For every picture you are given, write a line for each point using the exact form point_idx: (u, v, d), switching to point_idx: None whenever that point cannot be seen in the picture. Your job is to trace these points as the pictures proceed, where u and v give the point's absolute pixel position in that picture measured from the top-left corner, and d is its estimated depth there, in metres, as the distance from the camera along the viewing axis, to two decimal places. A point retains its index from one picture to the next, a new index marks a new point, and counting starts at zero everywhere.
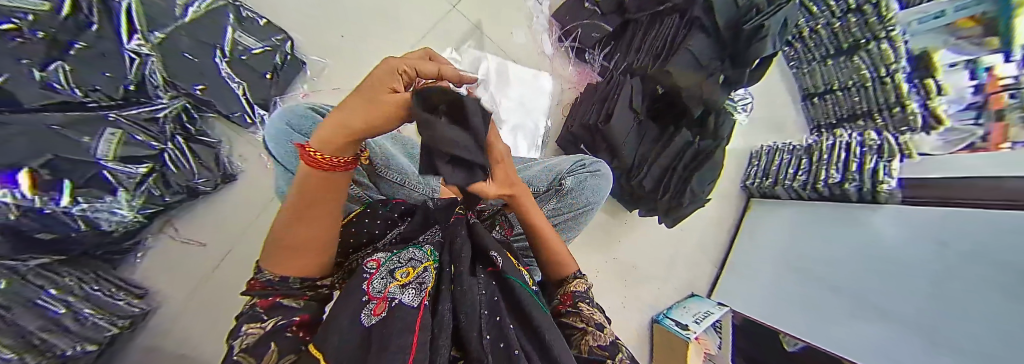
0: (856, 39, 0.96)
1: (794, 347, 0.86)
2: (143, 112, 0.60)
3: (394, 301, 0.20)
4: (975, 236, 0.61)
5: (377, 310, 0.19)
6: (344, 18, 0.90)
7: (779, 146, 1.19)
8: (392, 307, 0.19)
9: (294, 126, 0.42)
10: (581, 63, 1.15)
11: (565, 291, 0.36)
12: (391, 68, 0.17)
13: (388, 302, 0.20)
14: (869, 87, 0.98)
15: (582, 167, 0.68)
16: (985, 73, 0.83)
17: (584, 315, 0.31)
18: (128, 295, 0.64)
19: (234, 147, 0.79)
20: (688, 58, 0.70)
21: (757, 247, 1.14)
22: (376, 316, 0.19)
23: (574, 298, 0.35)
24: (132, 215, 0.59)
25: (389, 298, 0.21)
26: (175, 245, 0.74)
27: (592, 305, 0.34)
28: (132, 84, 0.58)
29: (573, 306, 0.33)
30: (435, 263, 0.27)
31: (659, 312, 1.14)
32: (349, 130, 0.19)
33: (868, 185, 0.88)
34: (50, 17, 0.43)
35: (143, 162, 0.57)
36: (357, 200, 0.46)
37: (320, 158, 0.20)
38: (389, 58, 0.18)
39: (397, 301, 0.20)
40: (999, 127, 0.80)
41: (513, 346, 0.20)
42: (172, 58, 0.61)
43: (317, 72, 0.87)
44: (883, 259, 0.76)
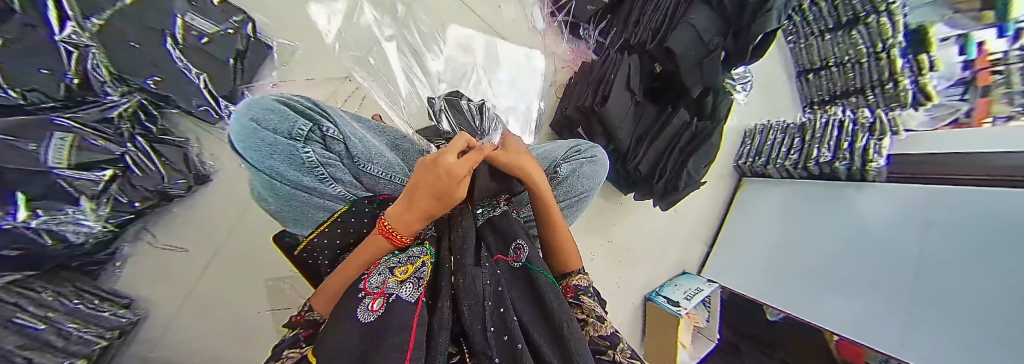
0: (856, 13, 0.93)
1: (775, 317, 0.97)
2: (93, 111, 0.53)
3: (392, 297, 0.19)
4: (976, 217, 0.66)
5: (375, 305, 0.19)
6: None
7: (773, 125, 1.18)
8: (390, 302, 0.18)
9: (261, 123, 0.37)
10: (575, 39, 1.09)
11: (566, 284, 0.35)
12: (451, 182, 0.25)
13: (386, 297, 0.19)
14: (865, 62, 0.96)
15: (579, 153, 0.66)
16: (977, 49, 0.82)
17: (585, 307, 0.31)
18: (113, 305, 0.62)
19: (202, 144, 0.74)
20: (690, 36, 0.66)
21: (748, 225, 1.18)
22: (374, 313, 0.18)
23: (577, 291, 0.33)
24: (101, 225, 0.55)
25: (387, 293, 0.20)
26: (155, 251, 0.71)
27: (594, 300, 0.33)
28: (75, 79, 0.51)
29: (574, 299, 0.32)
30: (433, 258, 0.27)
31: (652, 291, 1.18)
32: (427, 215, 0.27)
33: (857, 164, 0.91)
34: None
35: (103, 168, 0.52)
36: (342, 199, 0.45)
37: (400, 236, 0.27)
38: (440, 173, 0.25)
39: (395, 296, 0.19)
40: (983, 103, 0.83)
41: (517, 340, 0.19)
42: (120, 49, 0.53)
43: (287, 58, 0.80)
44: (874, 243, 0.81)
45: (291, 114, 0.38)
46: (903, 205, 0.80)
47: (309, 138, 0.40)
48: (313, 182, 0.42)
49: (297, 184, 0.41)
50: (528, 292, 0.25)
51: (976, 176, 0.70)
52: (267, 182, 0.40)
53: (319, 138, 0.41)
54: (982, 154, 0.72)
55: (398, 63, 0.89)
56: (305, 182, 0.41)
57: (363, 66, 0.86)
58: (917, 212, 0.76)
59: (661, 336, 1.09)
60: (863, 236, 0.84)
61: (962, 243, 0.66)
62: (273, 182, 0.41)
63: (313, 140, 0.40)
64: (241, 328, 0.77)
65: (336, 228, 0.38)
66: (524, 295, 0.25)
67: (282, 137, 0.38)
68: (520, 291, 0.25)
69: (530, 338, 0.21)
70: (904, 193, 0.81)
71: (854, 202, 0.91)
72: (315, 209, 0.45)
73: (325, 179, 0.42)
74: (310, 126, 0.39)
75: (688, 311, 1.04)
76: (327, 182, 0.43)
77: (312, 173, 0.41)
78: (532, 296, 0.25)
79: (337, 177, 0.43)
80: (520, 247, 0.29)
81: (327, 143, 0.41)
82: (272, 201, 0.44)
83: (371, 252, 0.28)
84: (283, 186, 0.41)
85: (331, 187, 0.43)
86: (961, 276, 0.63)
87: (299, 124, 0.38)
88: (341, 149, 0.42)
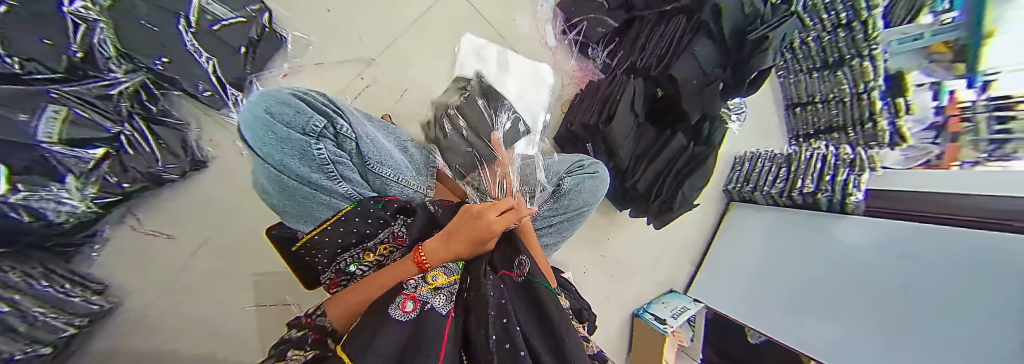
0: (841, 55, 0.99)
1: (755, 340, 0.99)
2: (95, 88, 0.51)
3: (425, 305, 0.21)
4: (928, 251, 0.71)
5: (407, 307, 0.20)
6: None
7: (762, 154, 1.25)
8: (421, 309, 0.20)
9: (274, 114, 0.38)
10: (583, 58, 1.11)
11: None
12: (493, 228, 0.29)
13: (419, 302, 0.21)
14: (847, 102, 1.03)
15: (581, 167, 0.70)
16: (949, 96, 0.90)
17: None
18: (84, 291, 0.59)
19: (204, 130, 0.73)
20: (692, 64, 0.70)
21: (733, 248, 1.22)
22: (407, 313, 0.20)
23: None
24: (86, 205, 0.52)
25: (421, 298, 0.22)
26: (137, 236, 0.68)
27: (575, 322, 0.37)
28: (78, 52, 0.46)
29: None
30: (463, 273, 0.30)
31: (640, 307, 1.20)
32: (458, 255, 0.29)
33: (838, 196, 0.95)
34: None
35: (95, 146, 0.50)
36: (346, 198, 0.44)
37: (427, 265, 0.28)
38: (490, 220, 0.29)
39: (429, 304, 0.21)
40: (952, 147, 0.90)
41: (519, 347, 0.21)
42: (127, 25, 0.51)
43: (301, 50, 0.80)
44: (842, 266, 0.85)
45: (305, 109, 0.39)
46: (879, 243, 0.81)
47: (322, 134, 0.41)
48: (323, 179, 0.41)
49: (306, 181, 0.40)
50: (530, 306, 0.28)
51: (947, 216, 0.73)
52: (274, 176, 0.39)
53: (331, 135, 0.42)
54: (953, 195, 0.76)
55: (411, 64, 0.89)
56: (315, 179, 0.40)
57: (376, 65, 0.86)
58: (893, 244, 0.78)
59: (647, 354, 1.10)
60: (834, 267, 0.87)
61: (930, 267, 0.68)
62: (280, 177, 0.40)
63: (325, 137, 0.41)
64: (214, 325, 0.72)
65: (340, 226, 0.36)
66: (526, 307, 0.28)
67: (296, 131, 0.38)
68: (522, 303, 0.28)
69: (533, 350, 0.23)
70: (879, 226, 0.84)
71: (833, 231, 0.94)
72: (320, 206, 0.42)
73: (334, 177, 0.42)
74: (324, 122, 0.41)
75: (674, 330, 1.06)
76: (336, 181, 0.43)
77: (322, 171, 0.41)
78: (532, 310, 0.28)
79: (346, 175, 0.44)
80: (523, 263, 0.32)
81: (338, 140, 0.43)
82: (274, 195, 0.42)
83: (394, 276, 0.28)
84: (291, 182, 0.40)
85: (339, 185, 0.43)
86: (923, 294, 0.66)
87: (314, 120, 0.39)
88: (352, 148, 0.44)
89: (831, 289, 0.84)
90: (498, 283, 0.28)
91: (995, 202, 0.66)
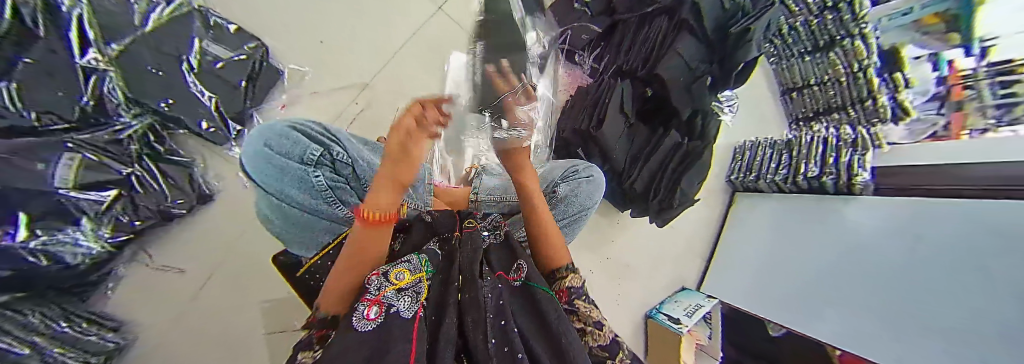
0: (832, 36, 0.99)
1: (777, 332, 0.93)
2: (105, 134, 0.55)
3: (390, 308, 0.19)
4: (941, 226, 0.68)
5: (372, 314, 0.18)
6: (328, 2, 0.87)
7: (762, 142, 1.23)
8: (387, 314, 0.18)
9: (273, 147, 0.42)
10: (571, 65, 1.14)
11: (559, 287, 0.34)
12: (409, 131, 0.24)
13: (384, 306, 0.19)
14: (844, 82, 1.02)
15: (574, 173, 0.69)
16: (948, 66, 0.88)
17: (581, 313, 0.30)
18: (101, 329, 0.61)
19: (208, 166, 0.75)
20: (678, 62, 0.71)
21: (744, 240, 1.18)
22: (372, 321, 0.17)
23: (571, 295, 0.33)
24: (99, 245, 0.54)
25: (384, 303, 0.19)
26: (148, 271, 0.70)
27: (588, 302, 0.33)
28: (88, 100, 0.51)
29: (568, 304, 0.31)
30: (428, 274, 0.28)
31: (652, 308, 1.17)
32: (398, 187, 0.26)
33: (843, 178, 0.93)
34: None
35: (108, 189, 0.52)
36: (346, 221, 0.48)
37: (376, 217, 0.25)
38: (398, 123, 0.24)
39: (394, 309, 0.19)
40: (958, 116, 0.87)
41: (518, 350, 0.19)
42: (132, 72, 0.54)
43: (297, 80, 0.83)
44: (856, 249, 0.82)
45: (302, 140, 0.43)
46: (889, 222, 0.79)
47: (319, 162, 0.44)
48: (324, 204, 0.46)
49: (307, 207, 0.45)
50: (528, 307, 0.27)
51: (958, 188, 0.70)
52: (279, 204, 0.44)
53: (329, 162, 0.45)
54: (959, 165, 0.75)
55: (404, 85, 0.92)
56: (315, 204, 0.45)
57: (370, 89, 0.89)
58: (904, 222, 0.76)
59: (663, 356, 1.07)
60: (847, 251, 0.84)
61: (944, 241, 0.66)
62: (283, 205, 0.45)
63: (323, 165, 0.45)
64: (226, 356, 0.73)
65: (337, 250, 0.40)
66: (526, 309, 0.27)
67: (294, 162, 0.42)
68: (519, 306, 0.27)
69: (535, 352, 0.21)
70: (890, 205, 0.81)
71: (844, 215, 0.91)
72: (322, 230, 0.48)
73: (333, 201, 0.46)
74: (320, 151, 0.44)
75: (689, 329, 1.03)
76: (335, 205, 0.47)
77: (322, 196, 0.45)
78: (531, 310, 0.26)
79: (345, 200, 0.47)
80: (521, 267, 0.32)
81: (335, 166, 0.46)
82: (279, 223, 0.48)
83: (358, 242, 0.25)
84: (293, 209, 0.46)
85: (338, 209, 0.47)
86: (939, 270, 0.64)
87: (312, 150, 0.43)
88: (349, 173, 0.47)
89: (846, 274, 0.81)
90: (497, 286, 0.27)
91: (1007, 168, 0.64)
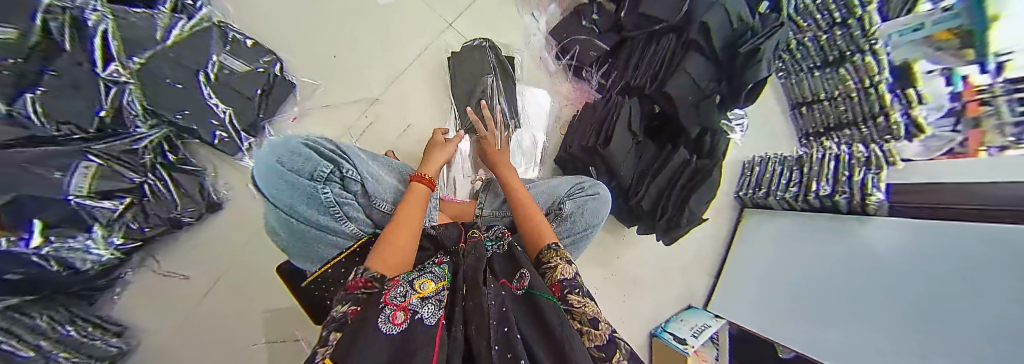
0: (842, 52, 0.98)
1: (786, 353, 0.91)
2: (121, 144, 0.55)
3: (414, 314, 0.23)
4: (957, 250, 0.66)
5: (397, 319, 0.22)
6: (331, 5, 0.88)
7: (772, 157, 1.22)
8: (411, 320, 0.22)
9: (286, 164, 0.45)
10: (579, 80, 1.14)
11: (553, 282, 0.35)
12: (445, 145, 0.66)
13: (408, 313, 0.23)
14: (856, 96, 1.00)
15: (581, 190, 0.70)
16: (961, 82, 0.85)
17: (576, 312, 0.30)
18: (105, 333, 0.61)
19: (219, 174, 0.76)
20: (686, 80, 0.71)
21: (753, 257, 1.16)
22: (398, 326, 0.21)
23: (564, 290, 0.33)
24: (110, 252, 0.55)
25: (410, 309, 0.23)
26: (155, 277, 0.70)
27: (582, 295, 0.33)
28: (105, 110, 0.51)
29: (563, 299, 0.32)
30: (447, 284, 0.32)
31: (658, 326, 1.14)
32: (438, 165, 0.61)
33: (857, 198, 0.90)
34: (45, 44, 0.40)
35: (121, 197, 0.53)
36: (353, 236, 0.50)
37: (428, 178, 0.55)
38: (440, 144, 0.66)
39: (419, 316, 0.23)
40: (976, 133, 0.83)
41: (520, 356, 0.20)
42: (152, 84, 0.56)
43: (308, 94, 0.85)
44: (870, 274, 0.80)
45: (314, 157, 0.45)
46: (904, 244, 0.77)
47: (329, 179, 0.46)
48: (330, 220, 0.47)
49: (314, 222, 0.47)
50: (532, 314, 0.28)
51: (973, 205, 0.68)
52: (286, 220, 0.46)
53: (338, 179, 0.47)
54: (976, 185, 0.72)
55: (413, 98, 0.94)
56: (321, 220, 0.46)
57: (379, 104, 0.91)
58: (918, 245, 0.73)
59: None
60: (862, 275, 0.81)
61: (959, 264, 0.64)
62: (290, 220, 0.46)
63: (332, 181, 0.47)
64: (228, 362, 0.73)
65: (354, 257, 0.45)
66: (529, 318, 0.27)
67: (305, 178, 0.45)
68: (523, 312, 0.28)
69: (534, 356, 0.22)
70: (904, 226, 0.79)
71: (857, 236, 0.89)
72: (327, 246, 0.49)
73: (340, 217, 0.48)
74: (331, 168, 0.46)
75: (696, 350, 1.00)
76: (341, 220, 0.48)
77: (329, 212, 0.47)
78: (534, 317, 0.27)
79: (351, 215, 0.48)
80: (524, 277, 0.33)
81: (344, 183, 0.48)
82: (285, 236, 0.49)
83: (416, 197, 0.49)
84: (300, 224, 0.47)
85: (344, 224, 0.48)
86: (958, 299, 0.61)
87: (322, 167, 0.45)
88: (358, 189, 0.49)
89: (861, 299, 0.79)
90: (499, 294, 0.29)
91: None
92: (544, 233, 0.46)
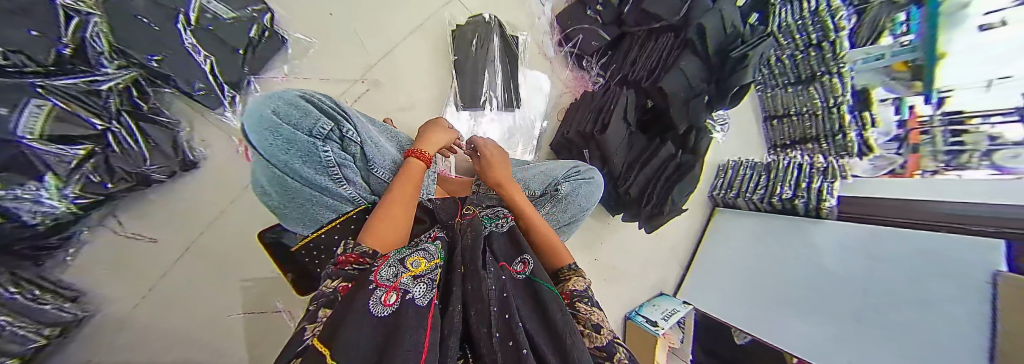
0: (813, 72, 1.06)
1: (742, 340, 1.02)
2: (81, 83, 0.47)
3: (406, 295, 0.22)
4: (903, 252, 0.77)
5: (389, 300, 0.21)
6: None
7: (744, 162, 1.31)
8: (402, 301, 0.21)
9: (281, 116, 0.41)
10: (579, 69, 1.17)
11: (565, 290, 0.37)
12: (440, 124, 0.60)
13: (400, 293, 0.22)
14: (820, 115, 1.10)
15: (577, 173, 0.72)
16: (908, 111, 1.00)
17: (582, 316, 0.31)
18: (57, 298, 0.56)
19: (194, 130, 0.71)
20: (681, 77, 0.75)
21: (720, 253, 1.25)
22: (389, 308, 0.20)
23: (573, 298, 0.34)
24: (64, 206, 0.49)
25: (401, 289, 0.23)
26: (118, 239, 0.65)
27: (591, 305, 0.34)
28: (67, 48, 0.44)
29: (572, 306, 0.33)
30: (441, 260, 0.30)
31: (632, 310, 1.22)
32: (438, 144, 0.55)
33: (813, 202, 1.01)
34: None
35: (80, 143, 0.47)
36: (353, 202, 0.48)
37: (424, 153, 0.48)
38: (436, 124, 0.59)
39: (410, 296, 0.22)
40: (915, 158, 0.99)
41: (522, 346, 0.21)
42: (120, 20, 0.50)
43: (301, 53, 0.79)
44: (826, 271, 0.89)
45: (314, 113, 0.42)
46: (853, 245, 0.87)
47: (328, 137, 0.43)
48: (328, 182, 0.44)
49: (310, 182, 0.44)
50: (533, 301, 0.28)
51: (919, 220, 0.79)
52: (279, 177, 0.43)
53: (338, 138, 0.45)
54: (919, 200, 0.83)
55: (410, 71, 0.90)
56: (319, 181, 0.44)
57: (376, 69, 0.86)
58: (869, 248, 0.84)
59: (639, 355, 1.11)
60: (817, 271, 0.91)
61: (912, 270, 0.73)
62: (285, 178, 0.43)
63: (331, 139, 0.44)
64: (202, 325, 0.71)
65: (350, 224, 0.45)
66: (529, 303, 0.28)
67: (304, 134, 0.41)
68: (526, 299, 0.29)
69: (535, 347, 0.23)
70: (854, 230, 0.89)
71: (812, 236, 0.99)
72: (325, 209, 0.47)
73: (338, 179, 0.45)
74: (331, 126, 0.43)
75: (665, 331, 1.09)
76: (340, 183, 0.45)
77: (327, 173, 0.44)
78: (537, 306, 0.28)
79: (350, 178, 0.46)
80: (526, 262, 0.34)
81: (343, 143, 0.45)
82: (276, 196, 0.46)
83: (411, 174, 0.44)
84: (294, 182, 0.44)
85: (343, 187, 0.46)
86: None
87: (321, 124, 0.42)
88: (356, 151, 0.47)
89: (815, 292, 0.88)
90: (500, 276, 0.29)
91: (973, 208, 0.72)
92: (559, 249, 0.45)
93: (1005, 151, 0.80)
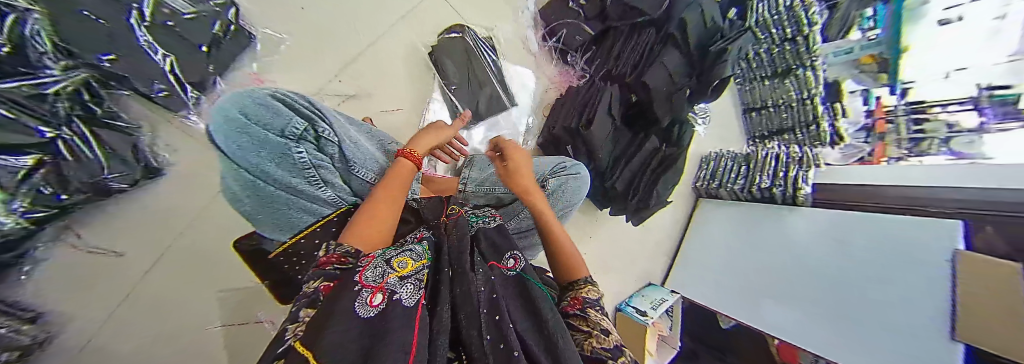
0: (788, 66, 1.10)
1: (726, 325, 1.06)
2: (22, 86, 0.43)
3: (393, 296, 0.21)
4: (868, 235, 0.81)
5: (375, 301, 0.20)
6: None
7: (725, 153, 1.35)
8: (389, 301, 0.20)
9: (248, 115, 0.39)
10: (564, 64, 1.13)
11: (576, 295, 0.35)
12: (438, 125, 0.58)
13: (386, 294, 0.21)
14: (795, 107, 1.14)
15: (563, 169, 0.71)
16: (875, 101, 1.07)
17: (590, 319, 0.30)
18: (15, 320, 0.52)
19: (157, 133, 0.67)
20: (662, 72, 0.76)
21: (703, 243, 1.29)
22: (375, 308, 0.19)
23: (584, 303, 0.33)
24: (14, 221, 0.45)
25: (387, 290, 0.22)
26: (79, 254, 0.61)
27: (602, 312, 0.32)
28: (5, 47, 0.40)
29: (581, 310, 0.32)
30: (429, 262, 0.30)
31: (622, 302, 1.24)
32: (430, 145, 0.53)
33: (790, 190, 1.03)
34: None
35: (26, 153, 0.43)
36: (332, 205, 0.46)
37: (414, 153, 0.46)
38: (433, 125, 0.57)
39: (396, 297, 0.21)
40: (881, 146, 1.05)
41: (513, 346, 0.20)
42: (71, 18, 0.46)
43: (270, 49, 0.76)
44: (801, 256, 0.93)
45: (285, 112, 0.40)
46: (826, 230, 0.91)
47: (302, 137, 0.41)
48: (305, 184, 0.43)
49: (285, 185, 0.42)
50: (522, 302, 0.28)
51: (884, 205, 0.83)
52: (252, 182, 0.41)
53: (313, 138, 0.43)
54: (882, 185, 0.88)
55: (392, 69, 0.88)
56: (295, 184, 0.42)
57: (357, 65, 0.84)
58: (838, 232, 0.88)
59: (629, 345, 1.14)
60: (793, 256, 0.95)
61: (877, 252, 0.78)
62: (257, 183, 0.41)
63: (306, 140, 0.42)
64: (179, 338, 0.68)
65: (332, 226, 0.43)
66: (519, 305, 0.28)
67: (274, 134, 0.39)
68: (515, 300, 0.28)
69: (526, 347, 0.22)
70: (826, 216, 0.93)
71: (787, 222, 1.03)
72: (302, 213, 0.45)
73: (315, 181, 0.43)
74: (305, 125, 0.41)
75: (655, 321, 1.11)
76: (317, 185, 0.44)
77: (303, 175, 0.42)
78: (527, 307, 0.27)
79: (328, 180, 0.45)
80: (516, 258, 0.34)
81: (319, 144, 0.43)
82: (249, 202, 0.44)
83: (400, 175, 0.42)
84: (268, 187, 0.42)
85: (320, 190, 0.44)
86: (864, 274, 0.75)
87: (294, 123, 0.40)
88: (334, 152, 0.45)
89: (792, 276, 0.93)
90: (488, 278, 0.29)
91: (929, 192, 0.77)
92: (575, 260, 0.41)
93: (960, 139, 0.86)
